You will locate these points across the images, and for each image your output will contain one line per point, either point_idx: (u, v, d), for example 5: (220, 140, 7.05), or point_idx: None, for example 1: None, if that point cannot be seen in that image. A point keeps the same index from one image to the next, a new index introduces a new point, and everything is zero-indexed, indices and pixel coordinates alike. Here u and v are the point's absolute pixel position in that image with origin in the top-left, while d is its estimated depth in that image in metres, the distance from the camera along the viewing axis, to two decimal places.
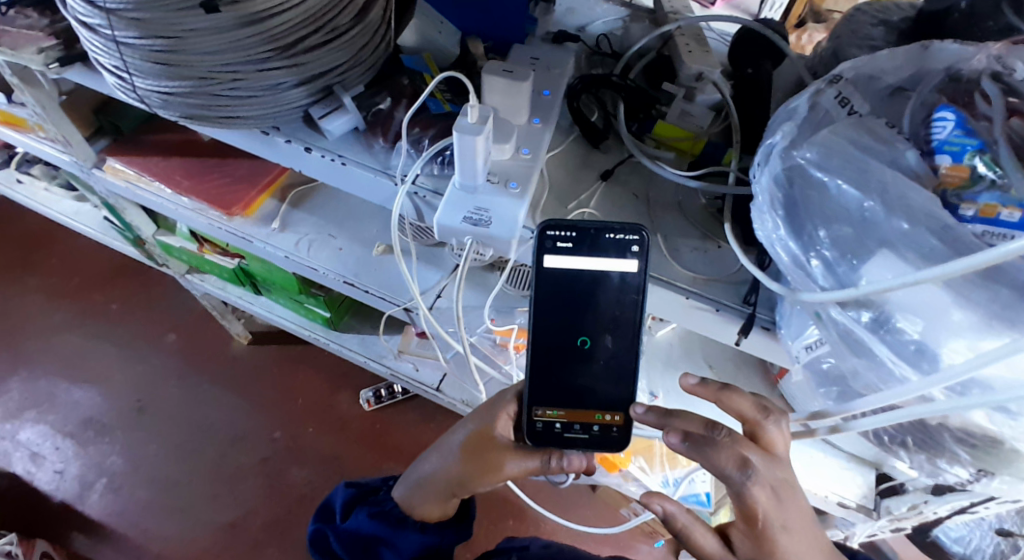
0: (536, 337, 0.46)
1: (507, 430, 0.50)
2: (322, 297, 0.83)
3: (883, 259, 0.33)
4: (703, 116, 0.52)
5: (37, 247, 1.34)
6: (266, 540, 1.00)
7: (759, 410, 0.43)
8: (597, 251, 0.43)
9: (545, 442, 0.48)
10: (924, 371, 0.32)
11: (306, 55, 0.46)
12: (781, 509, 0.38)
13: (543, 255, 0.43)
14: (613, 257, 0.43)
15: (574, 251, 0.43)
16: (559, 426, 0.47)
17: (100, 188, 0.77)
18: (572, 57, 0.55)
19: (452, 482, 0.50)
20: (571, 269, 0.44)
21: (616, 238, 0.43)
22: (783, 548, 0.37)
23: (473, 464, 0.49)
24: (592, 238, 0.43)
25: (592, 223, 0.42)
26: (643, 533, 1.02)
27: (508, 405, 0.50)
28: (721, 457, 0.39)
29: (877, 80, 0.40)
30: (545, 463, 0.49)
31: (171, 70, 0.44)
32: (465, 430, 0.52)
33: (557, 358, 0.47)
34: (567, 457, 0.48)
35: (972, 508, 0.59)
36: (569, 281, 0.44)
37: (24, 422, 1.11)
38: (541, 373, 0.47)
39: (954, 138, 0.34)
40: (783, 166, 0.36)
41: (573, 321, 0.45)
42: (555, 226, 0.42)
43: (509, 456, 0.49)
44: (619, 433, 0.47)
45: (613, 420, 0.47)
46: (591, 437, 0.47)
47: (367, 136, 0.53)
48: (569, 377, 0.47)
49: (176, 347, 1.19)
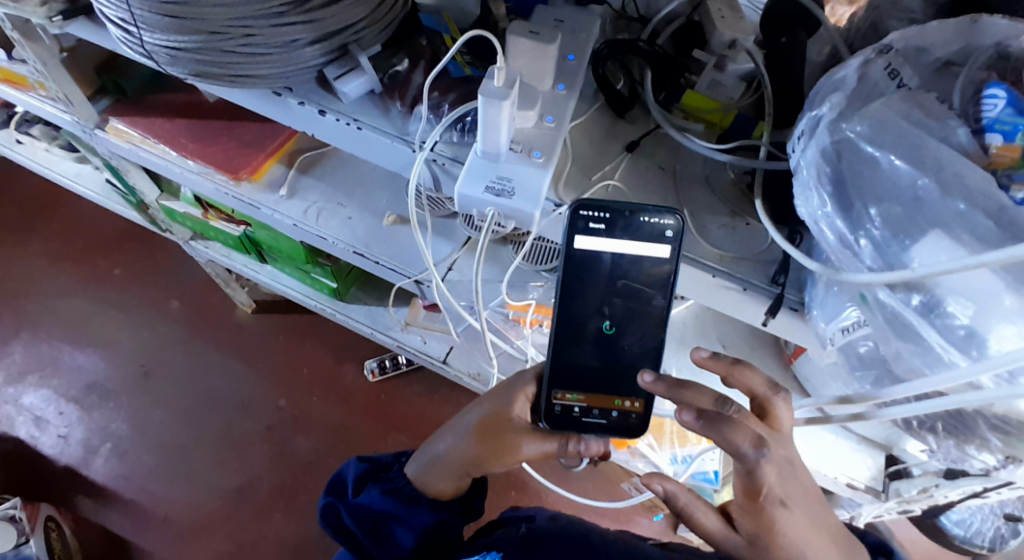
0: (560, 322, 0.46)
1: (525, 414, 0.49)
2: (330, 268, 0.81)
3: (935, 241, 0.31)
4: (734, 87, 0.50)
5: (39, 209, 1.31)
6: (272, 505, 1.00)
7: (769, 386, 0.42)
8: (629, 235, 0.43)
9: (563, 426, 0.48)
10: (973, 357, 0.31)
11: (322, 10, 0.43)
12: (789, 485, 0.37)
13: (573, 236, 0.43)
14: (646, 241, 0.42)
15: (606, 233, 0.43)
16: (577, 411, 0.47)
17: (103, 150, 0.74)
18: (598, 21, 0.52)
19: (466, 463, 0.49)
20: (600, 250, 0.44)
21: (650, 221, 0.42)
22: (781, 527, 0.36)
23: (488, 446, 0.48)
24: (625, 221, 0.43)
25: (627, 205, 0.42)
26: (643, 507, 1.03)
27: (526, 386, 0.49)
28: (737, 432, 0.37)
29: (926, 53, 0.37)
30: (562, 447, 0.48)
31: (181, 23, 0.42)
32: (479, 410, 0.50)
33: (578, 344, 0.46)
34: (584, 442, 0.48)
35: (985, 492, 0.58)
36: (584, 264, 0.44)
37: (27, 387, 1.10)
38: (562, 360, 0.46)
39: (1005, 117, 0.32)
40: (831, 139, 0.34)
41: (592, 307, 0.45)
42: (588, 205, 0.41)
43: (525, 438, 0.48)
44: (638, 420, 0.47)
45: (632, 407, 0.47)
46: (608, 422, 0.47)
47: (384, 100, 0.50)
48: (579, 359, 0.46)
49: (180, 314, 1.18)
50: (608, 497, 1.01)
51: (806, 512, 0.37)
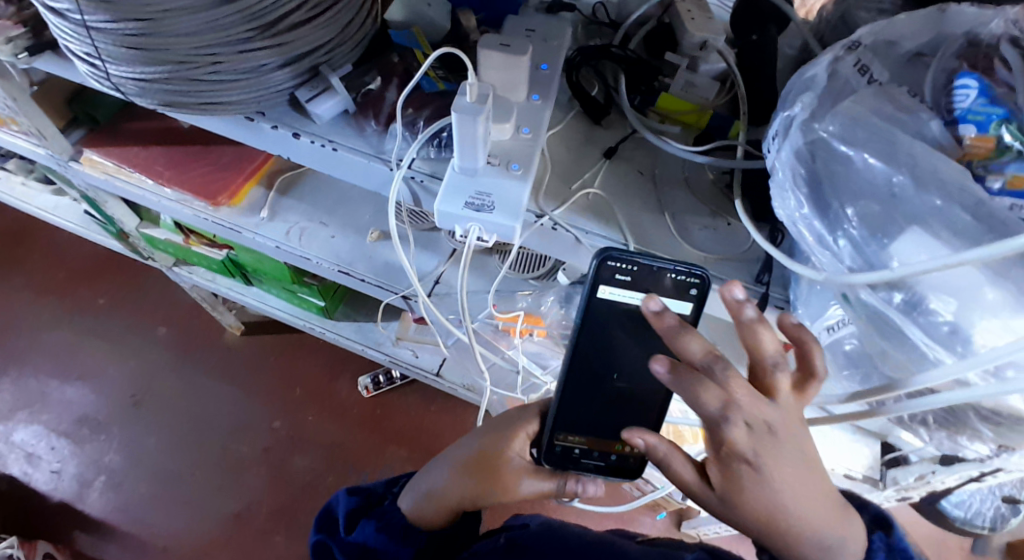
0: (573, 363, 0.45)
1: (523, 450, 0.50)
2: (316, 286, 0.81)
3: (914, 236, 0.31)
4: (709, 87, 0.49)
5: (17, 241, 1.29)
6: (273, 529, 1.00)
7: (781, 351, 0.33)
8: (652, 288, 0.42)
9: (562, 464, 0.49)
10: (958, 353, 0.31)
11: (289, 32, 0.43)
12: (761, 441, 0.31)
13: (598, 285, 0.42)
14: (669, 295, 0.42)
15: (630, 286, 0.42)
16: (577, 452, 0.49)
17: (79, 181, 0.73)
18: (569, 28, 0.52)
19: (467, 500, 0.48)
20: (619, 301, 0.43)
21: (673, 277, 0.42)
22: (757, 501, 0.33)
23: (492, 486, 0.48)
24: (650, 275, 0.42)
25: (655, 261, 0.41)
26: (645, 506, 1.03)
27: (528, 425, 0.50)
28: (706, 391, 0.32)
29: (896, 46, 0.37)
30: (559, 486, 0.51)
31: (146, 54, 0.41)
32: (476, 444, 0.50)
33: (588, 387, 0.46)
34: (580, 482, 0.50)
35: (982, 477, 0.55)
36: (599, 313, 0.43)
37: (17, 423, 1.08)
38: (572, 407, 0.47)
39: (978, 106, 0.32)
40: (805, 140, 0.34)
41: (605, 357, 0.45)
42: (617, 257, 0.40)
43: (528, 478, 0.50)
44: (635, 461, 0.49)
45: (631, 451, 0.48)
46: (606, 464, 0.49)
47: (358, 119, 0.50)
48: (589, 401, 0.47)
49: (169, 340, 1.17)
50: (611, 500, 1.01)
51: (791, 473, 0.32)
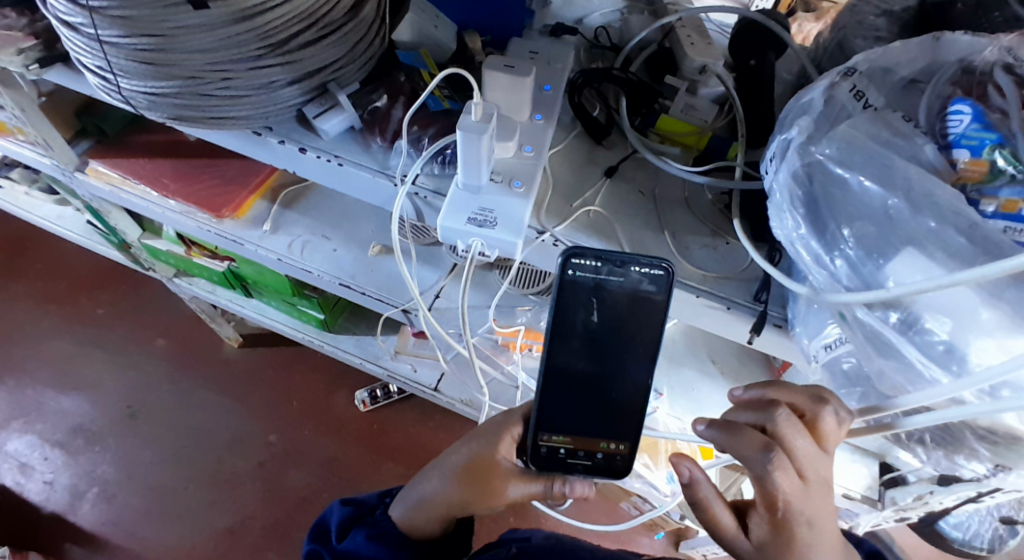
0: (551, 365, 0.44)
1: (511, 454, 0.48)
2: (316, 299, 0.81)
3: (908, 258, 0.32)
4: (708, 110, 0.51)
5: (17, 250, 1.29)
6: (266, 545, 0.99)
7: (812, 399, 0.38)
8: (621, 285, 0.42)
9: (550, 467, 0.48)
10: (954, 372, 0.31)
11: (300, 51, 0.44)
12: (803, 492, 0.35)
13: (563, 282, 0.42)
14: (636, 290, 0.42)
15: (598, 280, 0.42)
16: (563, 452, 0.47)
17: (84, 192, 0.74)
18: (572, 52, 0.53)
19: (453, 506, 0.47)
20: (593, 298, 0.42)
21: (640, 271, 0.41)
22: (801, 541, 0.35)
23: (474, 488, 0.46)
24: (616, 270, 0.41)
25: (617, 255, 0.41)
26: (644, 526, 1.02)
27: (513, 427, 0.48)
28: (744, 441, 0.36)
29: (891, 73, 0.38)
30: (547, 488, 0.48)
31: (159, 69, 0.42)
32: (466, 451, 0.49)
33: (568, 386, 0.45)
34: (568, 484, 0.48)
35: (979, 497, 0.55)
36: (570, 312, 0.43)
37: (11, 433, 1.07)
38: (553, 408, 0.46)
39: (972, 132, 0.33)
40: (802, 162, 0.35)
41: (585, 356, 0.44)
42: (579, 254, 0.41)
43: (512, 480, 0.47)
44: (623, 462, 0.47)
45: (617, 449, 0.47)
46: (593, 463, 0.47)
47: (364, 135, 0.51)
48: (570, 400, 0.46)
49: (166, 351, 1.16)
50: (609, 520, 1.00)
51: (827, 510, 0.36)
